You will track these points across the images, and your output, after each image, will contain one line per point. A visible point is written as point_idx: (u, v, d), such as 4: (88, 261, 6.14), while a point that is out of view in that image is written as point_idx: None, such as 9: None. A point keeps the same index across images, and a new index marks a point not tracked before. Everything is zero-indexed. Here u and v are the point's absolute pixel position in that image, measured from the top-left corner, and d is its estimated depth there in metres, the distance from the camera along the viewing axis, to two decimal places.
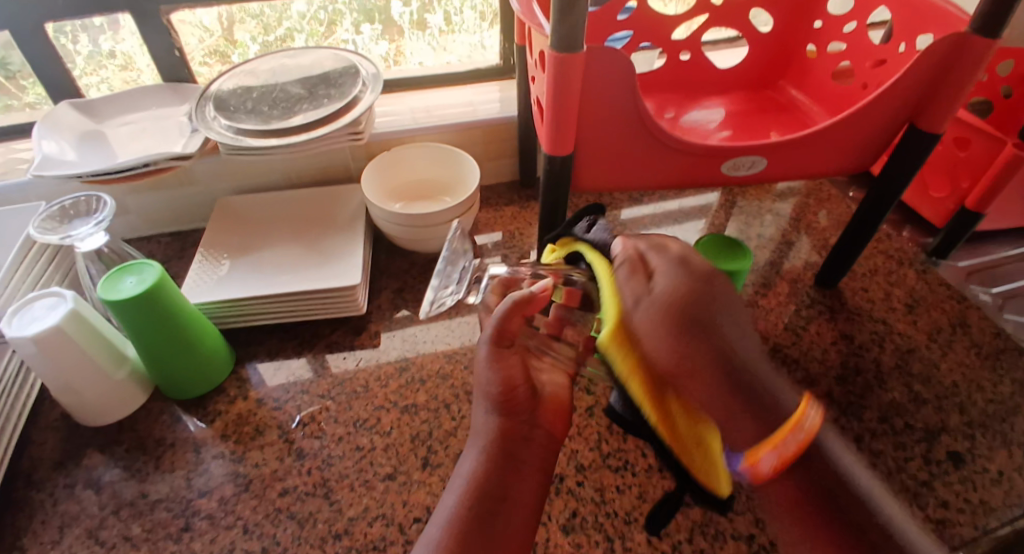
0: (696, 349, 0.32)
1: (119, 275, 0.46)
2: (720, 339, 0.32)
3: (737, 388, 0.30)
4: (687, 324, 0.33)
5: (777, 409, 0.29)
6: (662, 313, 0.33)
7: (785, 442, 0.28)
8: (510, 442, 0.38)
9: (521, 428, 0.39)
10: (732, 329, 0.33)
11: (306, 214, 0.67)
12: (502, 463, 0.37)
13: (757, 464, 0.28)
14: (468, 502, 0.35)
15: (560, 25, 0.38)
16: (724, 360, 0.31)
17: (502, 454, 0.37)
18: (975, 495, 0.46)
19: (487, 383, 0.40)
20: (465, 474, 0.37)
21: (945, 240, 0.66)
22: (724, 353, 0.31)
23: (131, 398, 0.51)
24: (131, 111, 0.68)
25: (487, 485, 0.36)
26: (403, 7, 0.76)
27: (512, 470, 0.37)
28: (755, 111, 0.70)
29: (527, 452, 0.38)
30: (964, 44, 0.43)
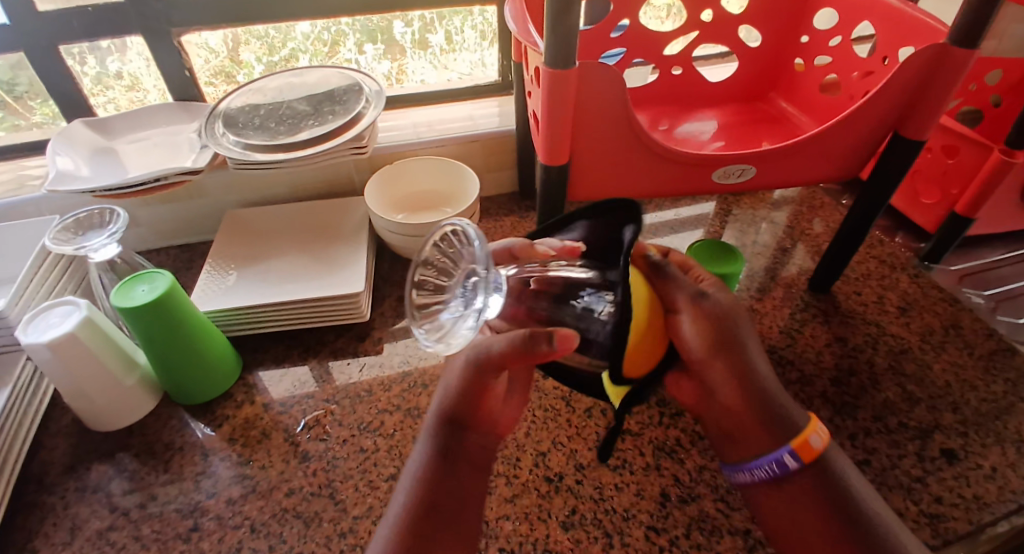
0: (731, 350, 0.39)
1: (132, 284, 0.48)
2: (763, 375, 0.40)
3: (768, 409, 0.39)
4: (732, 337, 0.39)
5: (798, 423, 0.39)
6: (712, 317, 0.38)
7: (820, 430, 0.38)
8: (461, 449, 0.39)
9: (477, 438, 0.40)
10: (758, 351, 0.41)
11: (311, 225, 0.69)
12: (454, 465, 0.38)
13: (802, 449, 0.37)
14: (422, 506, 0.36)
15: (554, 42, 0.40)
16: (765, 384, 0.40)
17: (452, 459, 0.38)
18: (969, 490, 0.46)
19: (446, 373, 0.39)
20: (413, 476, 0.38)
21: (936, 247, 0.67)
22: (762, 382, 0.40)
23: (141, 404, 0.52)
24: (142, 127, 0.71)
25: (433, 488, 0.37)
26: (405, 27, 0.79)
27: (460, 478, 0.38)
28: (747, 122, 0.72)
29: (481, 459, 0.40)
30: (942, 55, 0.45)
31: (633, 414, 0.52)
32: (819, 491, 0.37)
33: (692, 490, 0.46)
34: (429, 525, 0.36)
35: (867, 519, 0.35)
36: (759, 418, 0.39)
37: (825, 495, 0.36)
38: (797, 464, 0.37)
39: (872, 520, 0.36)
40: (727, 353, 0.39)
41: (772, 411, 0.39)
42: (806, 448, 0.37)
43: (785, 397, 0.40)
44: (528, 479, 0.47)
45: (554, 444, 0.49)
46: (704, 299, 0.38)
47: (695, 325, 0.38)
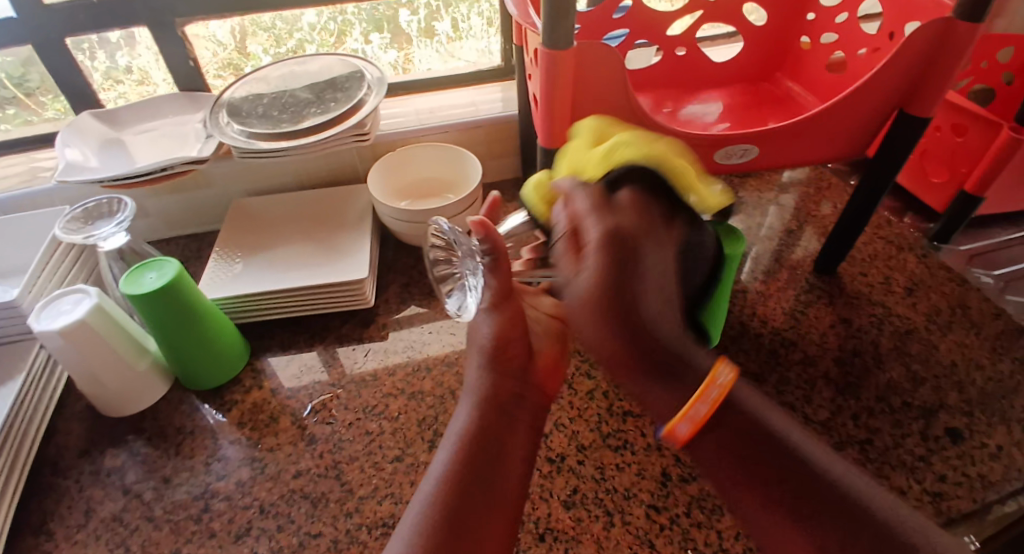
0: (616, 317, 0.29)
1: (141, 271, 0.49)
2: (657, 325, 0.30)
3: (660, 365, 0.30)
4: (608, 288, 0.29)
5: (696, 366, 0.29)
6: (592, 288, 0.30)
7: (695, 409, 0.28)
8: (500, 401, 0.41)
9: (513, 388, 0.42)
10: (658, 284, 0.31)
11: (315, 213, 0.70)
12: (495, 414, 0.40)
13: (672, 432, 0.29)
14: (465, 453, 0.37)
15: (551, 22, 0.40)
16: (659, 332, 0.30)
17: (492, 408, 0.40)
18: (973, 469, 0.46)
19: (485, 335, 0.43)
20: (459, 429, 0.39)
21: (945, 226, 0.66)
22: (653, 332, 0.29)
23: (153, 388, 0.54)
24: (148, 118, 0.72)
25: (481, 435, 0.38)
26: (411, 15, 0.79)
27: (502, 426, 0.40)
28: (752, 103, 0.71)
29: (518, 409, 0.41)
30: (949, 28, 0.44)
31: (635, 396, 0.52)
32: (724, 445, 0.28)
33: (692, 470, 0.46)
34: (476, 469, 0.36)
35: (798, 468, 0.27)
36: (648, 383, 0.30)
37: (737, 460, 0.28)
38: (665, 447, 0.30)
39: (802, 460, 0.27)
40: (608, 330, 0.30)
41: (665, 363, 0.29)
42: (671, 439, 0.29)
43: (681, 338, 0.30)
44: None
45: (557, 425, 0.50)
46: (569, 289, 0.32)
47: (574, 302, 0.31)
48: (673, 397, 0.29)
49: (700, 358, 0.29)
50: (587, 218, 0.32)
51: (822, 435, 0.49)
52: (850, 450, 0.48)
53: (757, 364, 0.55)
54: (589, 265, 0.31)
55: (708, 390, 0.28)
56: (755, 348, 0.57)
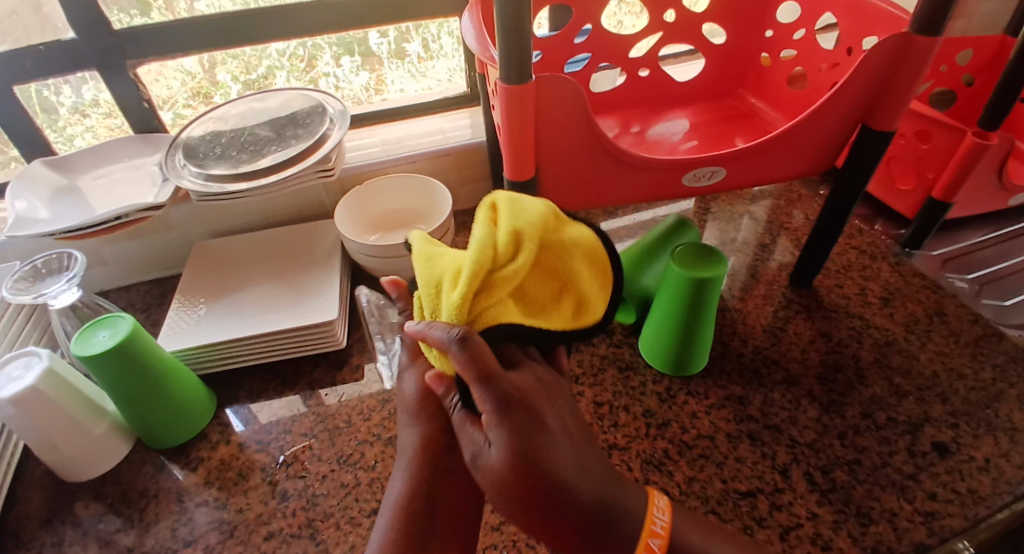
0: (532, 489, 0.30)
1: (93, 330, 0.46)
2: (562, 461, 0.31)
3: (594, 506, 0.32)
4: (524, 453, 0.30)
5: (635, 509, 0.34)
6: (508, 474, 0.30)
7: (654, 544, 0.33)
8: (435, 454, 0.42)
9: (443, 442, 0.43)
10: (553, 433, 0.32)
11: (282, 252, 0.68)
12: (429, 476, 0.42)
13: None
14: (400, 524, 0.40)
15: (507, 56, 0.39)
16: (583, 493, 0.32)
17: (427, 467, 0.42)
18: (963, 484, 0.46)
19: (409, 398, 0.44)
20: (393, 495, 0.41)
21: (916, 232, 0.67)
22: (555, 464, 0.31)
23: (113, 450, 0.51)
24: (103, 163, 0.69)
25: (412, 500, 0.41)
26: (381, 38, 0.77)
27: (439, 484, 0.42)
28: (717, 119, 0.71)
29: (453, 464, 0.43)
30: (905, 44, 0.44)
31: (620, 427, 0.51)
32: None
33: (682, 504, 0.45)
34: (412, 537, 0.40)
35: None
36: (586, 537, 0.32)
37: None
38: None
39: None
40: (548, 512, 0.31)
41: (603, 521, 0.32)
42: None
43: (586, 476, 0.32)
44: None
45: None
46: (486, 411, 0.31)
47: (492, 466, 0.31)
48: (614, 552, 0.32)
49: (633, 501, 0.34)
50: (475, 381, 0.30)
51: (811, 459, 0.48)
52: (839, 472, 0.47)
53: (742, 386, 0.54)
54: (493, 438, 0.31)
55: (653, 536, 0.33)
56: (739, 368, 0.56)
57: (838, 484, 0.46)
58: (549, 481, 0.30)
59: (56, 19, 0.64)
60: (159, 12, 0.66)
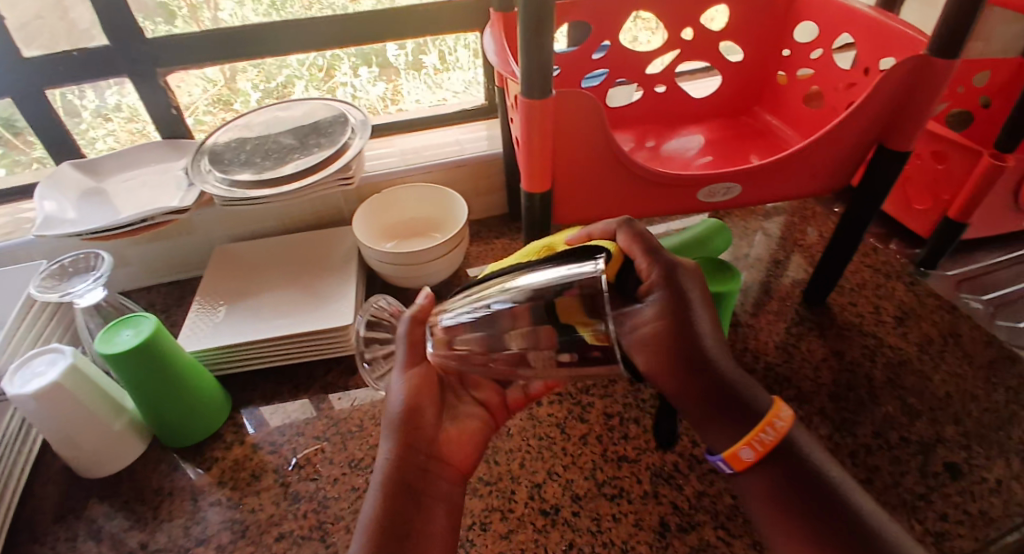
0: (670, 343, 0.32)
1: (117, 328, 0.47)
2: (702, 335, 0.32)
3: (723, 389, 0.31)
4: (674, 322, 0.32)
5: (756, 404, 0.31)
6: (661, 335, 0.32)
7: (759, 437, 0.29)
8: (412, 471, 0.35)
9: (424, 459, 0.36)
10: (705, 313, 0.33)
11: (300, 257, 0.69)
12: (404, 497, 0.34)
13: (735, 457, 0.30)
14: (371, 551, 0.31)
15: (529, 72, 0.40)
16: (717, 368, 0.31)
17: (402, 485, 0.34)
18: (974, 506, 0.45)
19: (395, 404, 0.37)
20: (363, 516, 0.33)
21: (931, 253, 0.67)
22: (698, 340, 0.32)
23: (130, 447, 0.52)
24: (130, 167, 0.71)
25: (388, 522, 0.33)
26: (398, 50, 0.79)
27: (414, 507, 0.34)
28: (732, 136, 0.72)
29: (433, 484, 0.36)
30: (923, 66, 0.45)
31: (630, 439, 0.51)
32: (776, 488, 0.29)
33: (691, 518, 0.45)
34: None
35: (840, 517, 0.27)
36: (714, 412, 0.31)
37: (789, 493, 0.28)
38: (730, 472, 0.30)
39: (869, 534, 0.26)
40: (685, 374, 0.31)
41: (729, 403, 0.31)
42: (737, 460, 0.30)
43: (739, 374, 0.32)
44: (524, 514, 0.46)
45: (550, 474, 0.49)
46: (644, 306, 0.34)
47: (642, 336, 0.33)
48: (729, 426, 0.30)
49: (760, 399, 0.31)
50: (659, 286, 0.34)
51: None
52: None
53: None
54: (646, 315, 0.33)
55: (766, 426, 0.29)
56: None
57: None
58: (698, 351, 0.32)
59: (82, 25, 0.66)
60: (183, 21, 0.69)
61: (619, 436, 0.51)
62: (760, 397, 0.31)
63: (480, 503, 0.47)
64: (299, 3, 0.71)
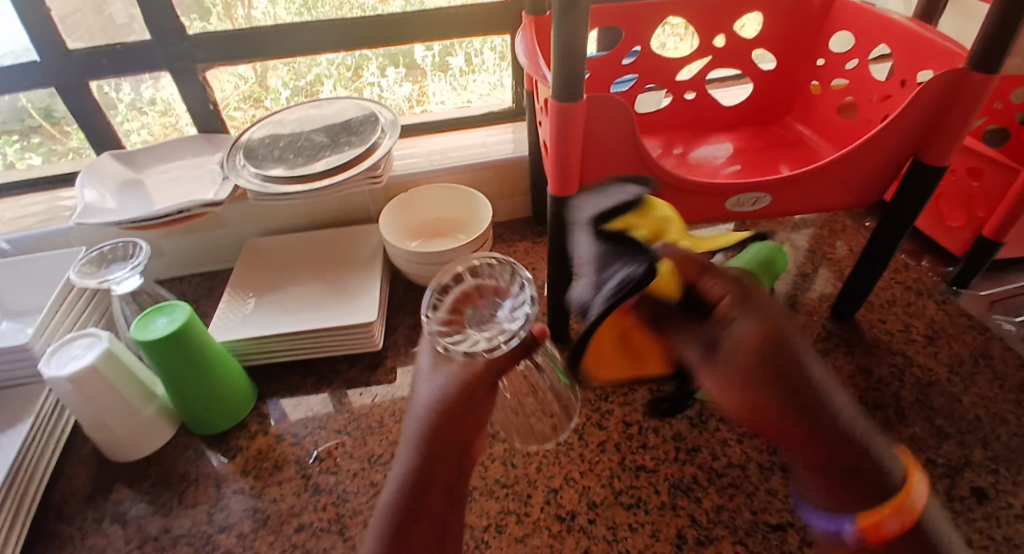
0: (795, 389, 0.31)
1: (153, 316, 0.49)
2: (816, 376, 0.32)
3: (855, 448, 0.30)
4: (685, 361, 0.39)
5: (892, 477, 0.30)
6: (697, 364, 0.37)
7: (908, 505, 0.29)
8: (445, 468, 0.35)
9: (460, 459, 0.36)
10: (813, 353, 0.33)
11: (326, 254, 0.70)
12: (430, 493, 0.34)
13: (876, 527, 0.29)
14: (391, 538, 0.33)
15: (563, 77, 0.40)
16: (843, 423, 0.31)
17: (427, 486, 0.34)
18: (1000, 531, 0.44)
19: (431, 393, 0.36)
20: (383, 504, 0.34)
21: (965, 270, 0.65)
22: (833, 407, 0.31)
23: (159, 433, 0.53)
24: (166, 159, 0.73)
25: (409, 514, 0.33)
26: (426, 51, 0.79)
27: (442, 502, 0.35)
28: (762, 145, 0.71)
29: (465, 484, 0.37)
30: (963, 79, 0.44)
31: (649, 448, 0.51)
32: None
33: (710, 532, 0.44)
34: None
35: None
36: (841, 480, 0.30)
37: None
38: (862, 540, 0.30)
39: None
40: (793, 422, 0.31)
41: (854, 469, 0.30)
42: (877, 530, 0.29)
43: (871, 439, 0.31)
44: (540, 518, 0.46)
45: (567, 480, 0.48)
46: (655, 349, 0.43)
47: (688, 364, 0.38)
48: (858, 491, 0.30)
49: (893, 466, 0.30)
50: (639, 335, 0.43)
51: None
52: None
53: None
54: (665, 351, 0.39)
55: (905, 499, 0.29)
56: None
57: None
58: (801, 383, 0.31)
59: (120, 20, 0.68)
60: (218, 18, 0.71)
61: (636, 444, 0.51)
62: (892, 462, 0.30)
63: (497, 505, 0.47)
64: (330, 4, 0.73)
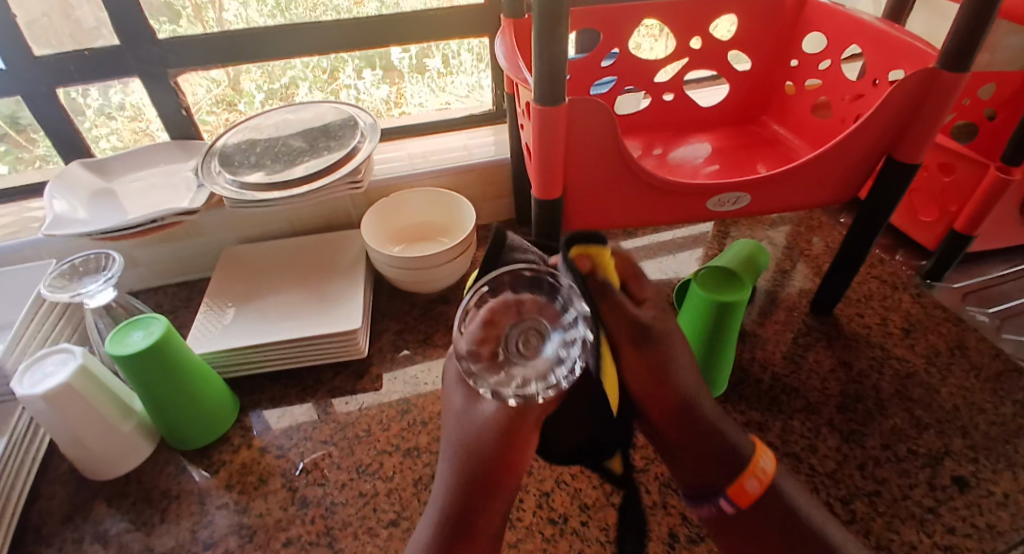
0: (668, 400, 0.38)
1: (128, 329, 0.47)
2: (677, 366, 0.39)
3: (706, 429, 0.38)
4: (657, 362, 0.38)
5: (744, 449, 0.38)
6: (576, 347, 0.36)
7: (762, 468, 0.37)
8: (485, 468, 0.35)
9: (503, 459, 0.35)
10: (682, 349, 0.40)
11: (308, 261, 0.69)
12: (474, 490, 0.35)
13: (742, 491, 0.37)
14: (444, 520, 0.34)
15: (544, 81, 0.40)
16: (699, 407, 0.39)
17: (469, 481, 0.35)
18: (982, 519, 0.45)
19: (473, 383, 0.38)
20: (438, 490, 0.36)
21: (937, 264, 0.67)
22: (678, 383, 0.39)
23: (137, 449, 0.51)
24: (139, 167, 0.71)
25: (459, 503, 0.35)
26: (403, 53, 0.79)
27: (482, 497, 0.35)
28: (740, 145, 0.72)
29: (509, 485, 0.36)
30: (934, 80, 0.45)
31: (638, 448, 0.51)
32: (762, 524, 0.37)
33: (700, 528, 0.45)
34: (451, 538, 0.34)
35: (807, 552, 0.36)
36: (702, 452, 0.38)
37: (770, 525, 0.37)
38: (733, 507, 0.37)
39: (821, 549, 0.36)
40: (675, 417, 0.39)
41: (713, 448, 0.38)
42: (741, 494, 0.37)
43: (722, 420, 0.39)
44: (532, 523, 0.45)
45: (559, 482, 0.48)
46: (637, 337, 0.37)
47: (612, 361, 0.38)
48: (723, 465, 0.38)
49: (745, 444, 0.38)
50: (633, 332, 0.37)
51: (830, 488, 0.48)
52: (859, 503, 0.46)
53: (760, 412, 0.54)
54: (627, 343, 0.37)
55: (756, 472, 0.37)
56: (757, 395, 0.56)
57: (858, 516, 0.46)
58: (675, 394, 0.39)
59: (89, 23, 0.66)
60: (188, 21, 0.69)
61: None
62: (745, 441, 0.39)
63: None
64: (304, 5, 0.71)
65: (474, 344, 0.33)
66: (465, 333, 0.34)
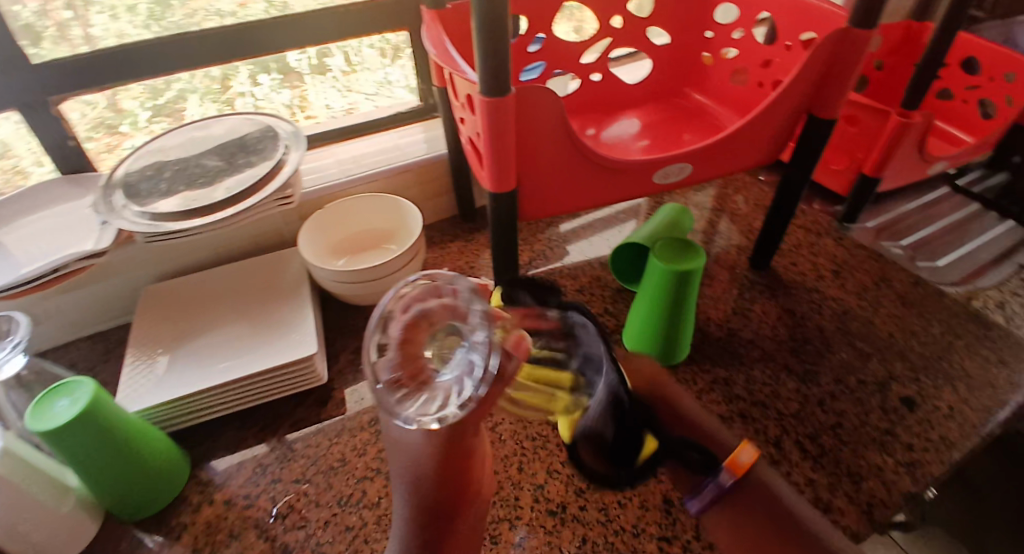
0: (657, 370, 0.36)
1: (49, 399, 0.41)
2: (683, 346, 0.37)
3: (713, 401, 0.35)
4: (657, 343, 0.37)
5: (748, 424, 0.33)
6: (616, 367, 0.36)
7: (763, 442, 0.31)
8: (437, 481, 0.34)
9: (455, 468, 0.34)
10: None
11: (242, 288, 0.64)
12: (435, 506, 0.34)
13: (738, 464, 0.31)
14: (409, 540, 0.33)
15: (488, 71, 0.39)
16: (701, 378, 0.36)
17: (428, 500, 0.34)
18: (935, 433, 0.50)
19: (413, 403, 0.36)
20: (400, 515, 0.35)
21: (852, 208, 0.73)
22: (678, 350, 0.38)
23: (85, 527, 0.45)
24: (25, 211, 0.62)
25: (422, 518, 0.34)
26: (300, 55, 0.73)
27: (443, 510, 0.34)
28: (667, 117, 0.74)
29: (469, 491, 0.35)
30: (846, 38, 0.48)
31: None
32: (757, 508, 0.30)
33: None
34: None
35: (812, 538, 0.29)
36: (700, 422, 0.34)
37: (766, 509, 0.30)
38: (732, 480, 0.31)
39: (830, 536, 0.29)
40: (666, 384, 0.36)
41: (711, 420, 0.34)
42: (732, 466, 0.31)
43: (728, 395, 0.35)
44: (532, 517, 0.45)
45: (550, 473, 0.48)
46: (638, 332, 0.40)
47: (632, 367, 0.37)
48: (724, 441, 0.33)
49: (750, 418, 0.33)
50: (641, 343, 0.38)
51: (798, 428, 0.51)
52: (826, 438, 0.50)
53: (724, 368, 0.57)
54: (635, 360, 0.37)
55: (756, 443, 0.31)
56: (717, 353, 0.58)
57: (827, 449, 0.49)
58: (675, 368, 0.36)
59: None
60: (52, 43, 0.60)
61: None
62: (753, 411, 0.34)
63: None
64: (180, 11, 0.64)
65: (394, 370, 0.28)
66: (382, 362, 0.28)
